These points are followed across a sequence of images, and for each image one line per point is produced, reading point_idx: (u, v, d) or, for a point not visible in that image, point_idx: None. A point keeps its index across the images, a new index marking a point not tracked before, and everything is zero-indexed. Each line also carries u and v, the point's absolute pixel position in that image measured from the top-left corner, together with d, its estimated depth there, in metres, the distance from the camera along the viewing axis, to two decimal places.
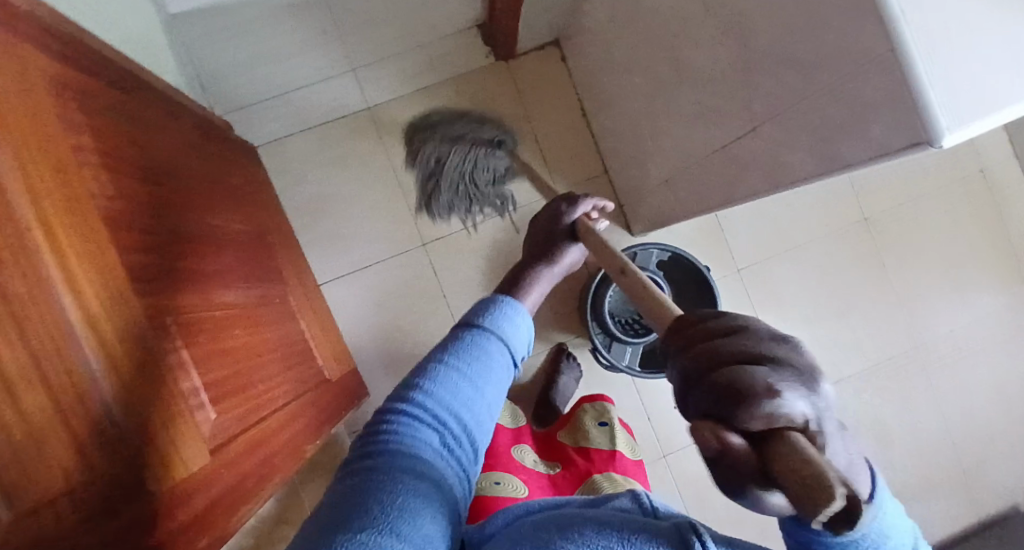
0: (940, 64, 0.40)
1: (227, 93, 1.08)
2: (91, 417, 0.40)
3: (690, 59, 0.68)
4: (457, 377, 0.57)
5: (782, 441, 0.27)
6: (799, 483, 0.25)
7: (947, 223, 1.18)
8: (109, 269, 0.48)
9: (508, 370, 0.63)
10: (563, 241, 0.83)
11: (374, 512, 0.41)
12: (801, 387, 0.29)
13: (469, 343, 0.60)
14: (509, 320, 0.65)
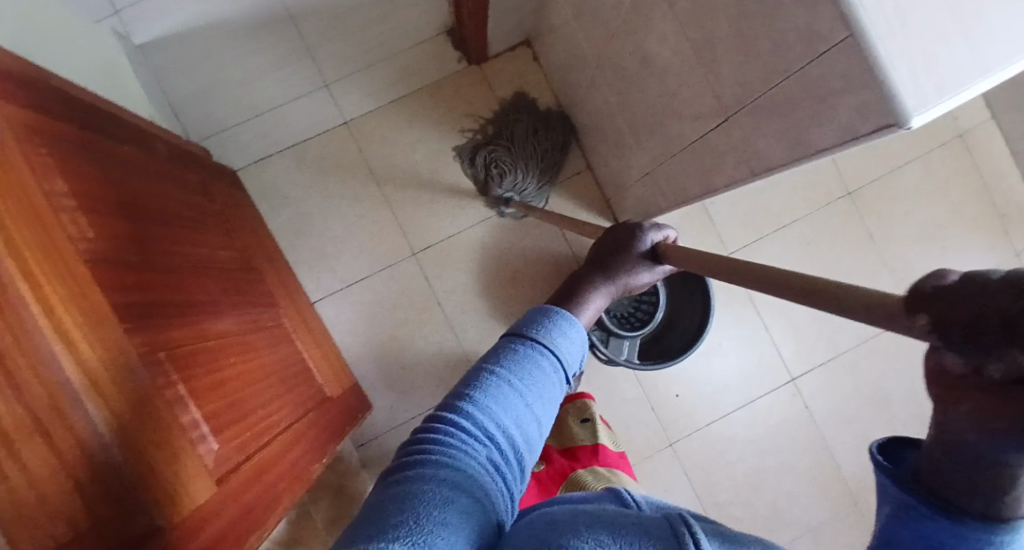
0: (900, 45, 0.40)
1: (202, 119, 1.08)
2: (89, 463, 0.41)
3: (658, 51, 0.68)
4: (504, 392, 0.47)
5: None
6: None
7: (930, 189, 1.19)
8: (99, 312, 0.49)
9: (559, 389, 0.52)
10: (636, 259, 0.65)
11: (414, 521, 0.33)
12: None
13: (521, 352, 0.50)
14: (566, 332, 0.54)
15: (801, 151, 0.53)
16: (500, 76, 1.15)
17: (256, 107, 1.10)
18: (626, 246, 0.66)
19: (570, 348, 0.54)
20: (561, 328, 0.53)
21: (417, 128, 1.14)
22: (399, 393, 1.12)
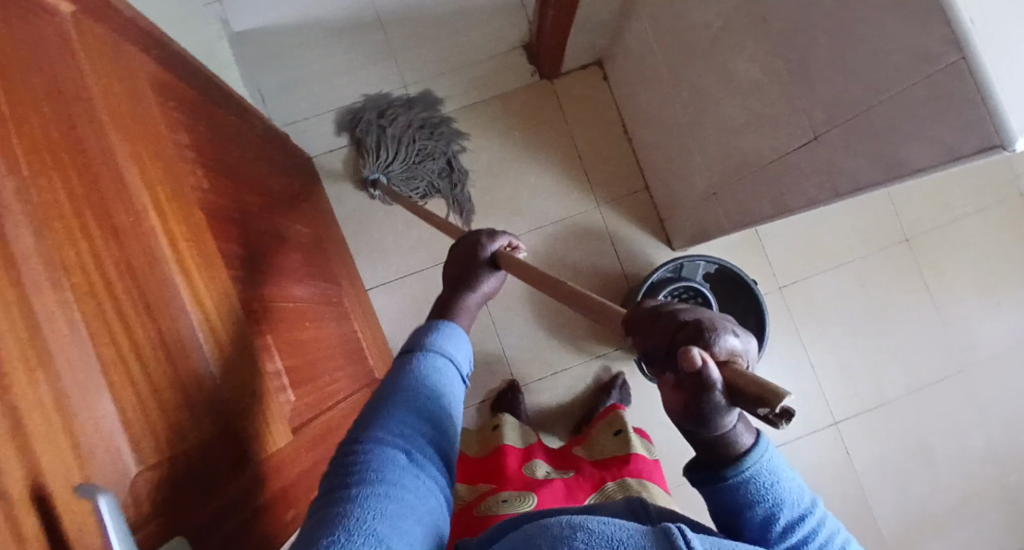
0: (1009, 69, 0.42)
1: (287, 106, 1.14)
2: (195, 384, 0.44)
3: (745, 72, 0.71)
4: (416, 392, 0.55)
5: (726, 368, 0.30)
6: (759, 388, 0.27)
7: (986, 242, 1.19)
8: (207, 254, 0.53)
9: (459, 384, 0.62)
10: (480, 270, 0.69)
11: (353, 519, 0.38)
12: (731, 331, 0.32)
13: (419, 361, 0.59)
14: (453, 337, 0.64)
15: (892, 172, 0.54)
16: (569, 92, 1.18)
17: (336, 99, 1.15)
18: (470, 259, 0.70)
19: (454, 347, 0.63)
20: (450, 334, 0.64)
21: (483, 133, 1.17)
22: None
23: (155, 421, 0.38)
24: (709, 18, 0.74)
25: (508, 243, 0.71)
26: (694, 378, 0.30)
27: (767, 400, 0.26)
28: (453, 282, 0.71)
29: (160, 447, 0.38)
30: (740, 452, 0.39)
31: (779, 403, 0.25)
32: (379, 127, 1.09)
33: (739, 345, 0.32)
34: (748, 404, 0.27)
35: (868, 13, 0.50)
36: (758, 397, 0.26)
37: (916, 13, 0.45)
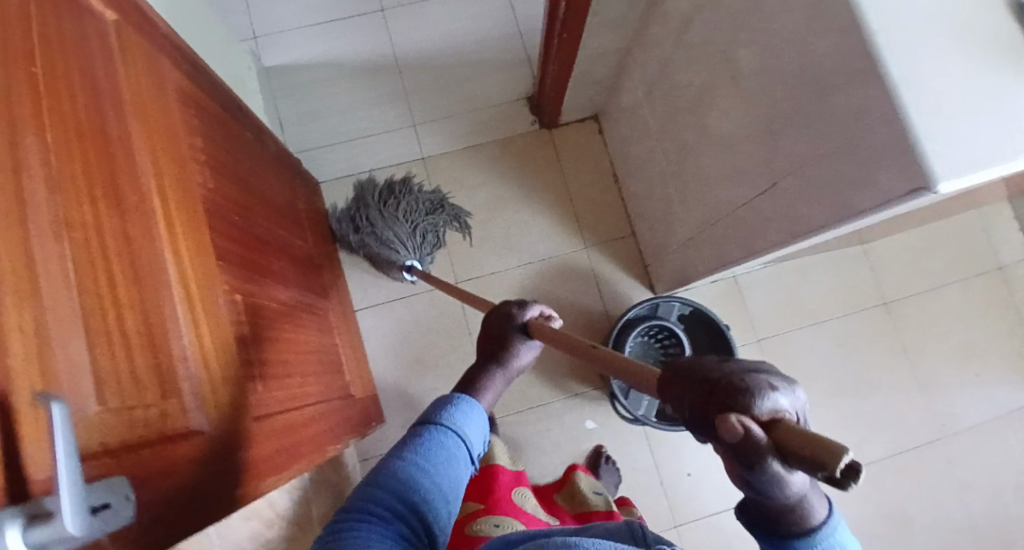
0: (934, 121, 0.47)
1: (302, 134, 1.23)
2: (166, 351, 0.47)
3: (718, 125, 0.77)
4: (412, 470, 0.58)
5: (780, 427, 0.23)
6: (814, 449, 0.20)
7: (963, 315, 1.22)
8: (201, 241, 0.58)
9: (466, 466, 0.62)
10: (515, 339, 0.70)
11: None
12: (776, 381, 0.25)
13: (426, 436, 0.61)
14: (471, 415, 0.64)
15: (840, 215, 0.58)
16: (566, 141, 1.26)
17: (348, 131, 1.24)
18: (502, 329, 0.71)
19: (468, 424, 0.63)
20: (467, 411, 0.64)
21: (482, 172, 1.24)
22: (413, 413, 1.15)
23: (126, 373, 0.41)
24: (688, 77, 0.82)
25: (539, 312, 0.72)
26: (733, 443, 0.23)
27: (821, 465, 0.19)
28: (485, 355, 0.72)
29: (125, 395, 0.40)
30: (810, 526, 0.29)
31: (836, 469, 0.19)
32: (354, 207, 1.07)
33: (788, 393, 0.25)
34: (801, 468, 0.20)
35: (820, 70, 0.55)
36: (812, 461, 0.20)
37: (858, 71, 0.51)
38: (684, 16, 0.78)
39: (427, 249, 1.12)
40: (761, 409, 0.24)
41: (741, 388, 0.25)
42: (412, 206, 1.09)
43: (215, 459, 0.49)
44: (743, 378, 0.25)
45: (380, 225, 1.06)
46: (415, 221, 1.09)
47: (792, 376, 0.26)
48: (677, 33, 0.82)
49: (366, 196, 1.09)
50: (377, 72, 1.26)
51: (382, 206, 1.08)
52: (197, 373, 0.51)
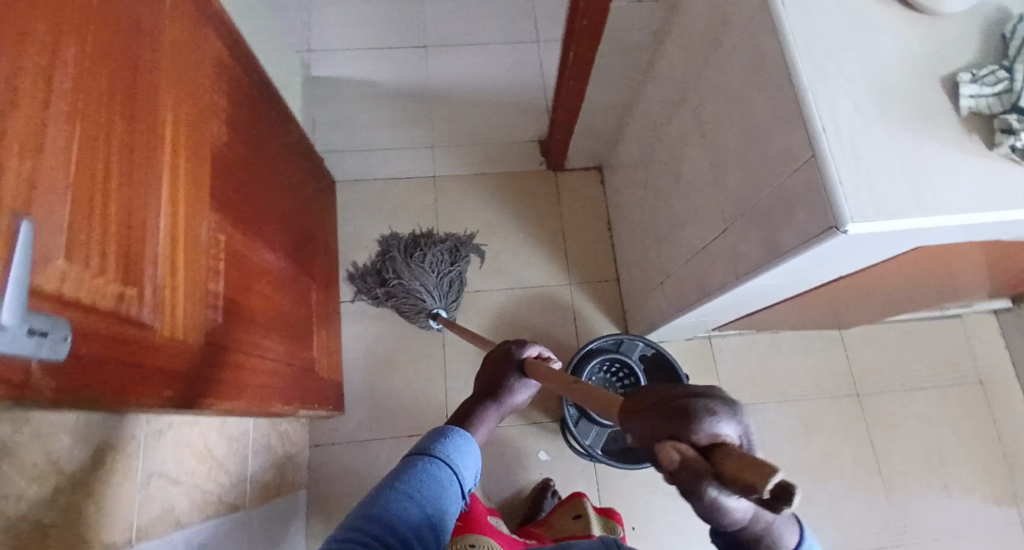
0: (850, 170, 0.52)
1: (331, 138, 1.35)
2: (140, 249, 0.53)
3: (688, 174, 0.84)
4: (415, 492, 0.65)
5: (723, 454, 0.26)
6: (745, 473, 0.23)
7: (937, 418, 1.20)
8: (199, 178, 0.66)
9: (458, 499, 0.70)
10: (512, 378, 0.82)
11: None
12: (728, 413, 0.28)
13: (424, 464, 0.69)
14: (464, 450, 0.74)
15: (773, 255, 0.62)
16: (568, 185, 1.35)
17: (371, 142, 1.35)
18: (502, 367, 0.83)
19: (462, 460, 0.72)
20: (461, 447, 0.73)
21: (486, 199, 1.33)
22: (373, 409, 1.18)
23: (98, 248, 0.47)
24: (671, 129, 0.89)
25: (539, 351, 0.85)
26: (681, 473, 0.26)
27: (754, 489, 0.22)
28: (483, 391, 0.84)
29: (88, 262, 0.46)
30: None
31: (767, 490, 0.22)
32: (382, 255, 1.18)
33: (732, 417, 0.28)
34: (737, 490, 0.23)
35: (762, 120, 0.61)
36: (747, 485, 0.23)
37: (790, 121, 0.56)
38: (671, 74, 0.87)
39: (452, 297, 1.20)
40: (701, 434, 0.28)
41: (687, 416, 0.28)
42: (435, 253, 1.19)
43: (156, 356, 0.54)
44: (686, 407, 0.29)
45: (403, 270, 1.16)
46: (441, 271, 1.19)
47: (736, 400, 0.29)
48: (665, 90, 0.90)
49: (395, 246, 1.20)
50: (408, 96, 1.38)
51: (408, 257, 1.18)
52: (160, 277, 0.56)
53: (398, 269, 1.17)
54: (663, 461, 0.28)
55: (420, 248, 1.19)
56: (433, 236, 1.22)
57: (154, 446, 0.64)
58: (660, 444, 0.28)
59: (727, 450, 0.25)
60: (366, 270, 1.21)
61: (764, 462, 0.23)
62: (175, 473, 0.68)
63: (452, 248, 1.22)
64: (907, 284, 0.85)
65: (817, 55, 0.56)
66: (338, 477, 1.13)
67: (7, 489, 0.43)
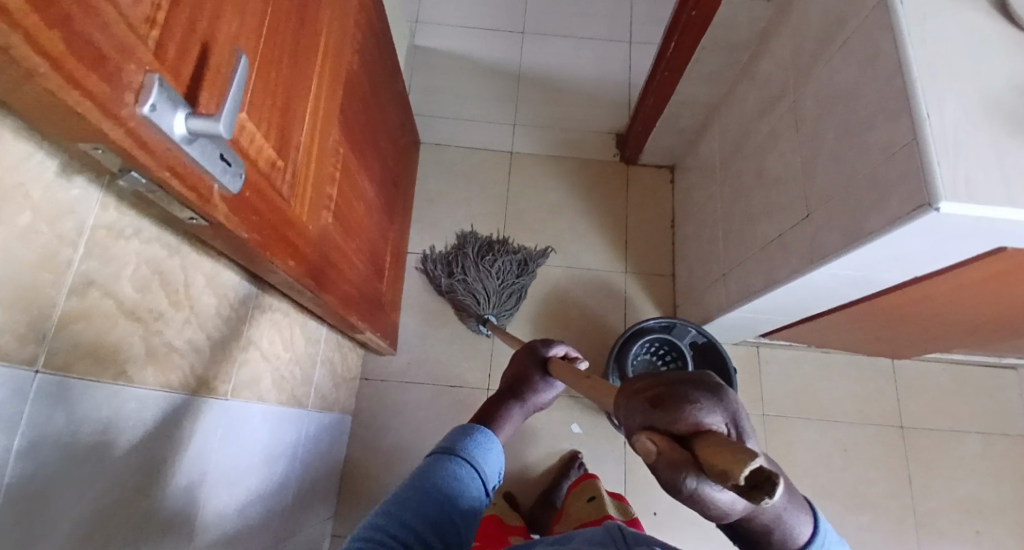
0: (952, 154, 0.54)
1: (423, 103, 1.43)
2: (291, 130, 0.60)
3: (773, 167, 0.87)
4: (439, 492, 0.61)
5: (702, 441, 0.26)
6: (721, 461, 0.23)
7: (979, 467, 1.18)
8: (336, 89, 0.73)
9: (481, 499, 0.66)
10: (535, 375, 0.84)
11: None
12: (712, 402, 0.28)
13: (448, 463, 0.65)
14: (490, 450, 0.71)
15: (854, 238, 0.65)
16: (638, 179, 1.40)
17: (459, 111, 1.43)
18: (533, 367, 0.85)
19: (484, 457, 0.69)
20: (487, 445, 0.70)
21: (558, 181, 1.39)
22: (422, 356, 1.25)
23: (266, 113, 0.54)
24: (761, 125, 0.93)
25: (565, 351, 0.87)
26: (658, 469, 0.26)
27: (728, 475, 0.23)
28: (509, 391, 0.84)
29: (259, 124, 0.53)
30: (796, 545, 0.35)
31: (742, 476, 0.22)
32: (459, 248, 1.25)
33: (717, 405, 0.28)
34: (714, 480, 0.24)
35: (864, 110, 0.65)
36: (721, 472, 0.23)
37: (895, 108, 0.60)
38: (771, 73, 0.91)
39: (507, 307, 1.24)
40: (681, 424, 0.28)
41: (666, 407, 0.29)
42: (506, 262, 1.25)
43: (288, 226, 0.60)
44: (670, 398, 0.29)
45: (473, 267, 1.23)
46: (506, 280, 1.24)
47: (720, 385, 0.29)
48: (761, 89, 0.94)
49: (470, 245, 1.27)
50: (501, 74, 1.46)
51: (479, 258, 1.25)
52: (299, 161, 0.63)
53: (468, 265, 1.24)
54: (643, 455, 0.28)
55: (493, 254, 1.25)
56: (508, 245, 1.29)
57: (257, 319, 0.71)
58: (639, 437, 0.29)
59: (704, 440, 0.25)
60: (437, 256, 1.27)
61: (741, 450, 0.23)
62: (267, 349, 0.75)
63: (520, 260, 1.27)
64: (973, 314, 0.85)
65: (934, 49, 0.59)
66: (384, 411, 1.22)
67: (153, 300, 0.51)
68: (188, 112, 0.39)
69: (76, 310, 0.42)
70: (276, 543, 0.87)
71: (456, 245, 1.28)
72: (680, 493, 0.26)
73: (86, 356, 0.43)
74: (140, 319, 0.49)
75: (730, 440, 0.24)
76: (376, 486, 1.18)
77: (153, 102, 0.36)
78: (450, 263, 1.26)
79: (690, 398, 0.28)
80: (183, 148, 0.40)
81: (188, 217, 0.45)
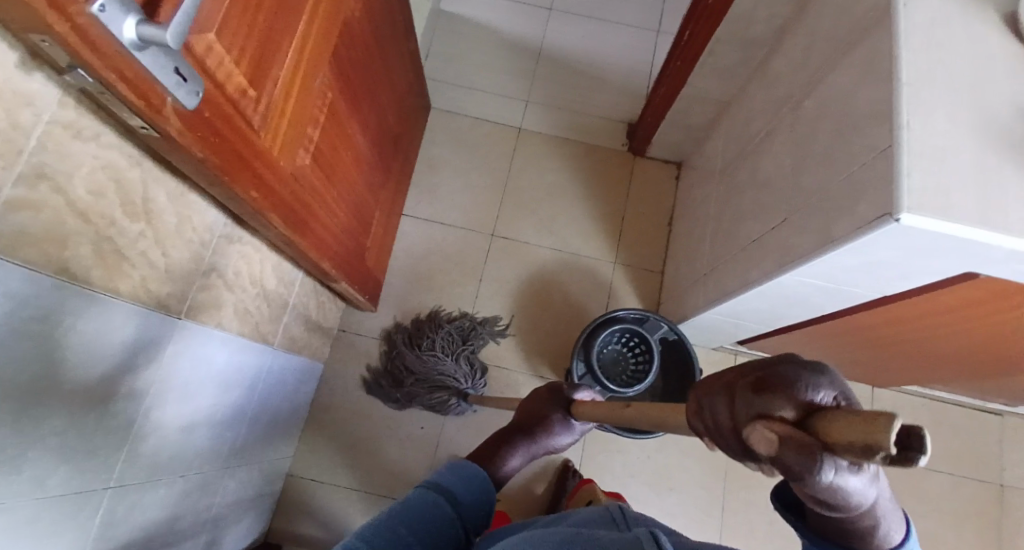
0: (926, 167, 0.52)
1: (440, 68, 1.43)
2: (272, 64, 0.61)
3: (765, 170, 0.86)
4: (407, 520, 0.65)
5: (824, 416, 0.25)
6: (858, 436, 0.21)
7: (938, 503, 1.19)
8: (332, 33, 0.73)
9: (458, 535, 0.67)
10: (552, 416, 0.86)
11: None
12: (825, 381, 0.27)
13: (429, 495, 0.69)
14: (478, 492, 0.74)
15: (821, 243, 0.64)
16: (643, 172, 1.38)
17: (473, 81, 1.43)
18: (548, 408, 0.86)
19: (462, 494, 0.71)
20: (473, 485, 0.74)
21: (561, 163, 1.38)
22: (402, 316, 1.27)
23: (243, 43, 0.54)
24: (762, 126, 0.91)
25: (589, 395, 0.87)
26: (783, 460, 0.25)
27: (873, 449, 0.21)
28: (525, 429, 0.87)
29: (230, 49, 0.52)
30: (884, 548, 0.33)
31: (891, 447, 0.20)
32: (395, 349, 1.21)
33: (829, 381, 0.27)
34: (851, 457, 0.22)
35: (855, 115, 0.63)
36: (862, 448, 0.21)
37: (881, 114, 0.57)
38: (781, 72, 0.88)
39: (478, 376, 1.20)
40: (790, 404, 0.26)
41: (772, 388, 0.27)
42: (449, 338, 1.20)
43: (254, 158, 0.61)
44: (767, 381, 0.28)
45: (417, 357, 1.19)
46: (456, 353, 1.20)
47: (826, 363, 0.28)
48: (769, 89, 0.92)
49: (412, 334, 1.22)
50: (522, 50, 1.45)
51: (416, 350, 1.20)
52: (276, 96, 0.63)
53: (410, 359, 1.19)
54: (757, 447, 0.26)
55: (434, 338, 1.20)
56: (452, 320, 1.24)
57: (224, 248, 0.74)
58: (746, 428, 0.27)
59: (826, 417, 0.24)
60: (381, 358, 1.24)
61: (876, 415, 0.21)
62: (232, 279, 0.78)
63: (465, 331, 1.23)
64: (950, 344, 0.84)
65: (930, 57, 0.56)
66: (356, 364, 1.25)
67: (107, 205, 0.52)
68: (138, 18, 0.40)
69: (23, 199, 0.43)
70: (223, 468, 0.91)
71: (388, 349, 1.23)
72: (811, 479, 0.25)
73: (32, 245, 0.44)
74: (91, 223, 0.51)
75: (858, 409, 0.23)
76: (342, 433, 1.22)
77: (102, 2, 0.37)
78: (392, 355, 1.22)
79: (798, 375, 0.27)
80: (132, 53, 0.41)
81: (140, 126, 0.47)
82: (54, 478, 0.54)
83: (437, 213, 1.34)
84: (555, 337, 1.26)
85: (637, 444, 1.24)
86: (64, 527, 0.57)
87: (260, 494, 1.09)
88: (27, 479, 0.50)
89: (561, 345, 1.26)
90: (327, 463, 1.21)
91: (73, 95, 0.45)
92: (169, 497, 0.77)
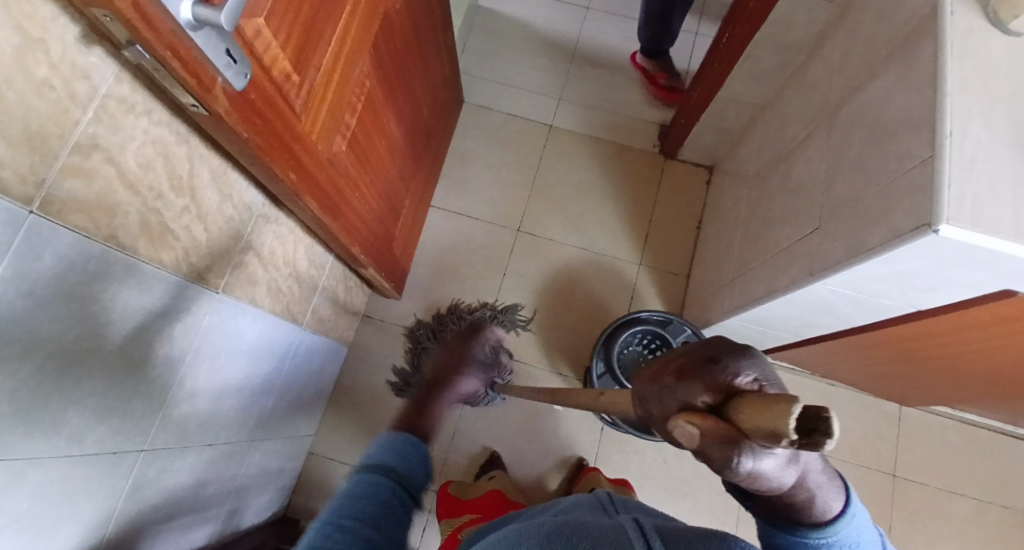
0: (964, 178, 0.51)
1: (474, 64, 1.44)
2: (316, 51, 0.62)
3: (797, 178, 0.85)
4: None
5: (739, 403, 0.29)
6: (769, 425, 0.25)
7: (963, 527, 1.16)
8: (372, 24, 0.74)
9: None
10: None
11: None
12: (746, 367, 0.31)
13: None
14: None
15: (853, 252, 0.63)
16: (673, 174, 1.37)
17: (507, 77, 1.43)
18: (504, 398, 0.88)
19: None
20: None
21: (591, 162, 1.38)
22: (426, 305, 1.29)
23: (290, 32, 0.56)
24: (798, 130, 0.90)
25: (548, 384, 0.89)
26: (709, 451, 0.28)
27: (778, 433, 0.25)
28: None
29: (278, 33, 0.54)
30: (826, 516, 0.39)
31: (791, 431, 0.25)
32: (422, 343, 1.23)
33: (747, 364, 0.31)
34: (764, 440, 0.26)
35: (891, 124, 0.61)
36: (771, 433, 0.25)
37: (920, 124, 0.56)
38: (818, 78, 0.87)
39: (504, 365, 1.20)
40: (709, 393, 0.30)
41: (694, 379, 0.31)
42: (472, 327, 1.21)
43: (294, 141, 0.63)
44: (691, 371, 0.31)
45: (440, 347, 1.20)
46: (481, 343, 1.20)
47: (748, 347, 0.32)
48: (807, 93, 0.90)
49: (439, 325, 1.24)
50: (556, 48, 1.45)
51: (442, 342, 1.21)
52: (317, 80, 0.65)
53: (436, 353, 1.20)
54: (683, 441, 0.29)
55: (458, 328, 1.21)
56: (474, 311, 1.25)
57: (260, 227, 0.77)
58: (674, 425, 0.30)
59: (739, 407, 0.28)
60: (408, 354, 1.25)
61: (779, 404, 0.25)
62: (267, 258, 0.80)
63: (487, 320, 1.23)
64: (984, 362, 0.82)
65: (975, 66, 0.55)
66: (379, 350, 1.28)
67: (152, 180, 0.54)
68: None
69: (77, 166, 0.45)
70: (248, 443, 0.94)
71: (415, 345, 1.24)
72: (733, 467, 0.28)
73: (83, 211, 0.47)
74: (139, 194, 0.53)
75: (765, 393, 0.28)
76: (363, 416, 1.25)
77: None
78: (418, 348, 1.23)
79: (719, 364, 0.31)
80: (188, 32, 0.43)
81: (190, 104, 0.49)
82: (91, 436, 0.56)
83: (465, 205, 1.35)
84: (574, 336, 1.26)
85: (653, 446, 1.23)
86: (100, 482, 0.60)
87: (281, 469, 1.12)
88: (66, 434, 0.53)
89: (581, 342, 1.26)
90: (347, 445, 1.24)
91: (128, 71, 0.47)
92: (197, 465, 0.80)
